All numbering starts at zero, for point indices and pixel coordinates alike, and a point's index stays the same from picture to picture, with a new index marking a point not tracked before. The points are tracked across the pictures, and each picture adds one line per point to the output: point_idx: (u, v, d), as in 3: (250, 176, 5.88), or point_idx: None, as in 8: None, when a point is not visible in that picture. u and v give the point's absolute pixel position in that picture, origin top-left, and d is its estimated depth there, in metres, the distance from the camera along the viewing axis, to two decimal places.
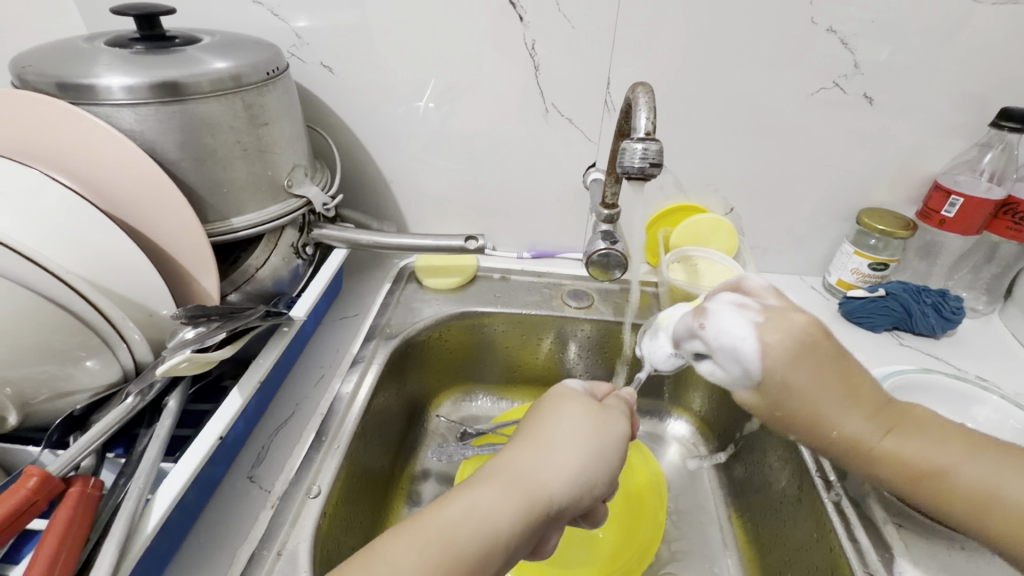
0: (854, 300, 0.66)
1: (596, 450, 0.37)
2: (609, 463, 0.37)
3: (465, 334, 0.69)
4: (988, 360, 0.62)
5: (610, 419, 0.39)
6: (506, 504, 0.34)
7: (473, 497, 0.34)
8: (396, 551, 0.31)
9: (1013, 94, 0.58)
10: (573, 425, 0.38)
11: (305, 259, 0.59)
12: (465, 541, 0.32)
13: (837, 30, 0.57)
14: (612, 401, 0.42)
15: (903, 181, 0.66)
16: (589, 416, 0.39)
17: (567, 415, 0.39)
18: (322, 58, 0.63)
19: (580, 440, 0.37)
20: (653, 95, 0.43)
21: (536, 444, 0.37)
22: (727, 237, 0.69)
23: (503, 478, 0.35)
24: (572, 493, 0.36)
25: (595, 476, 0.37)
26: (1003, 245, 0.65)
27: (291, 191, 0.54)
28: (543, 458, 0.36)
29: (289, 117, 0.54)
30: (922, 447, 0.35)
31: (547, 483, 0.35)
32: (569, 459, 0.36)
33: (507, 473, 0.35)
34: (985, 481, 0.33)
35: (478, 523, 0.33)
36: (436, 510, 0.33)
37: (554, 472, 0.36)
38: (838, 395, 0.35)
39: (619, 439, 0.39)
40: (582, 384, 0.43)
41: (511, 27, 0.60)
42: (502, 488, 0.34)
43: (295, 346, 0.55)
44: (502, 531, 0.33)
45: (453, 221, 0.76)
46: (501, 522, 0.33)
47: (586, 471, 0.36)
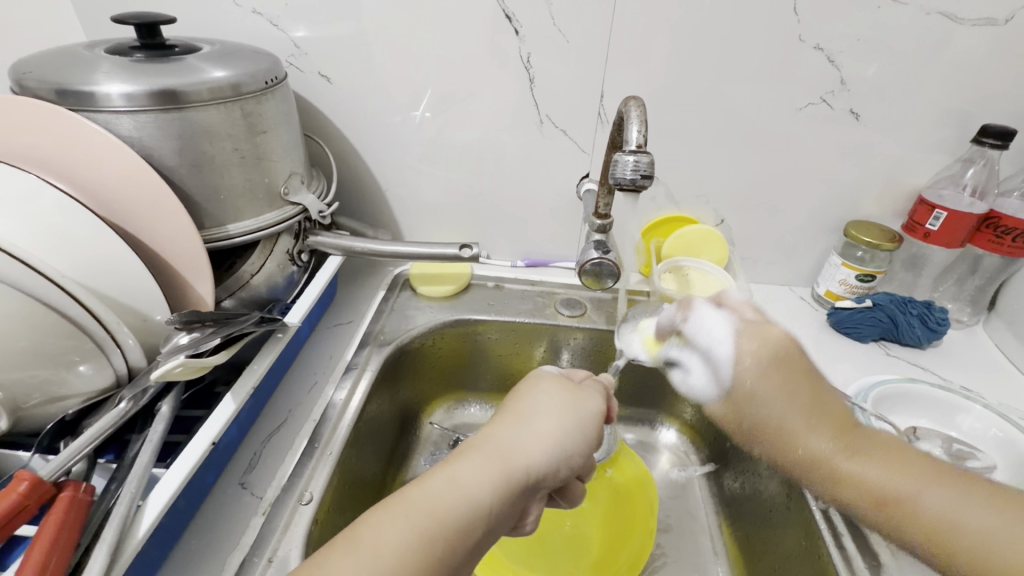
0: (842, 310, 0.67)
1: (572, 423, 0.38)
2: (586, 435, 0.38)
3: (458, 341, 0.69)
4: (973, 371, 0.63)
5: (585, 396, 0.40)
6: (485, 474, 0.34)
7: (453, 472, 0.34)
8: (377, 523, 0.31)
9: (994, 111, 0.60)
10: (550, 400, 0.39)
11: (300, 266, 0.60)
12: (446, 510, 0.32)
13: (824, 48, 0.58)
14: (589, 384, 0.43)
15: (888, 194, 0.67)
16: (566, 394, 0.40)
17: (544, 392, 0.39)
18: (320, 67, 0.64)
19: (558, 412, 0.38)
20: (645, 108, 0.44)
21: (514, 418, 0.38)
22: (719, 247, 0.69)
23: (482, 450, 0.35)
24: (550, 463, 0.36)
25: (571, 449, 0.37)
26: (986, 258, 0.66)
27: (288, 199, 0.55)
28: (522, 430, 0.37)
29: (287, 126, 0.55)
30: (885, 470, 0.35)
31: (526, 453, 0.36)
32: (547, 430, 0.37)
33: (487, 445, 0.36)
34: (948, 511, 0.33)
35: (458, 494, 0.33)
36: (420, 485, 0.33)
37: (533, 443, 0.36)
38: (802, 405, 0.38)
39: (596, 413, 0.40)
40: (560, 367, 0.45)
41: (507, 39, 0.61)
42: (482, 459, 0.35)
43: (289, 351, 0.55)
44: (479, 500, 0.33)
45: (448, 229, 0.76)
46: (482, 492, 0.33)
47: (564, 440, 0.37)
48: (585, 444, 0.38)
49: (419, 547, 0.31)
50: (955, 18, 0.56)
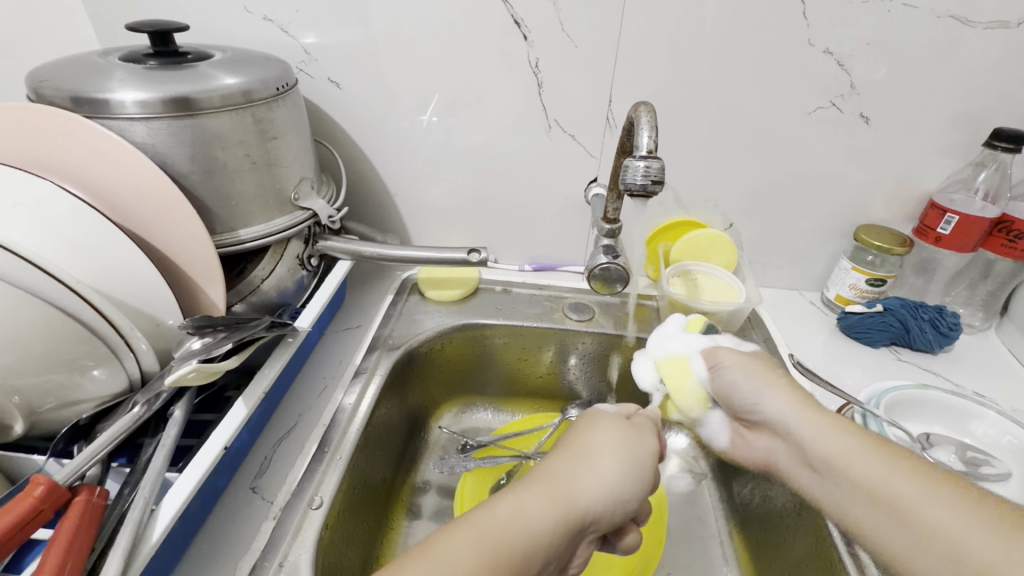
0: (852, 315, 0.67)
1: (628, 460, 0.39)
2: (639, 477, 0.39)
3: (466, 346, 0.69)
4: (986, 376, 0.63)
5: (641, 440, 0.41)
6: (548, 508, 0.34)
7: (521, 499, 0.34)
8: (446, 537, 0.32)
9: (1005, 114, 0.60)
10: (608, 440, 0.40)
11: (310, 271, 0.60)
12: (515, 538, 0.32)
13: (833, 52, 0.58)
14: (642, 423, 0.44)
15: (899, 199, 0.67)
16: (621, 435, 0.41)
17: (601, 431, 0.40)
18: (330, 73, 0.64)
19: (615, 452, 0.39)
20: (655, 114, 0.44)
21: (574, 454, 0.38)
22: (726, 251, 0.70)
23: (546, 483, 0.36)
24: (607, 502, 0.37)
25: (627, 490, 0.38)
26: (998, 262, 0.66)
27: (297, 204, 0.55)
28: (585, 466, 0.37)
29: (298, 132, 0.55)
30: (891, 474, 0.37)
31: (586, 489, 0.36)
32: (606, 468, 0.38)
33: (549, 478, 0.36)
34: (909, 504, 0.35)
35: (524, 524, 0.33)
36: (489, 507, 0.34)
37: (593, 481, 0.37)
38: (803, 428, 0.43)
39: (649, 455, 0.41)
40: (615, 405, 0.45)
41: (515, 45, 0.61)
42: (546, 493, 0.35)
43: (298, 356, 0.55)
44: (542, 533, 0.33)
45: (456, 233, 0.76)
46: (546, 524, 0.33)
47: (620, 474, 0.38)
48: (641, 482, 0.39)
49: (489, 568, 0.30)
50: (965, 21, 0.55)
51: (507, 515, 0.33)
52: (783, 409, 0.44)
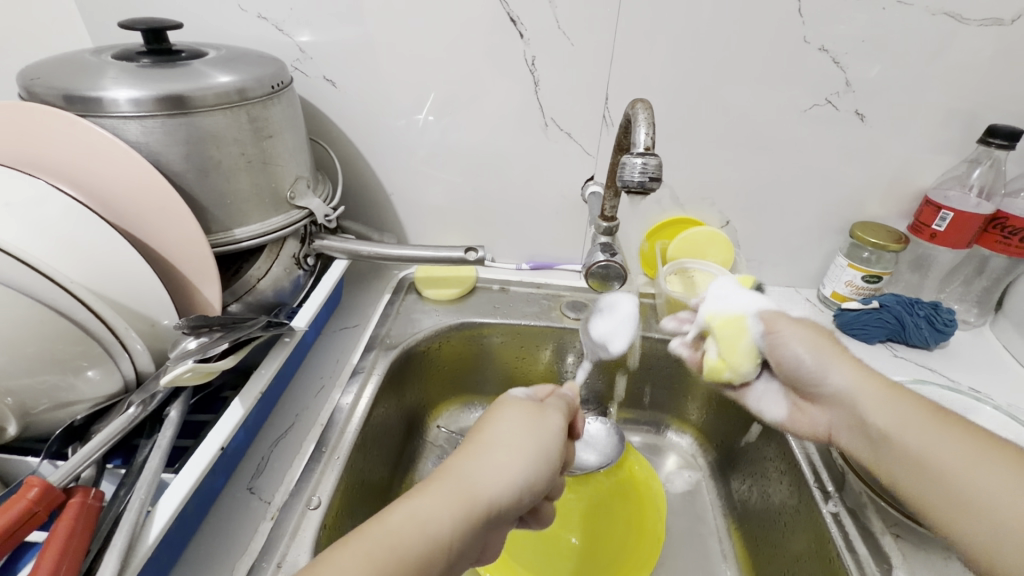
0: (848, 311, 0.67)
1: (535, 445, 0.38)
2: (548, 460, 0.39)
3: (463, 345, 0.69)
4: (982, 372, 0.63)
5: (549, 419, 0.41)
6: (445, 511, 0.33)
7: (416, 506, 0.33)
8: (348, 547, 0.30)
9: (998, 112, 0.60)
10: (511, 428, 0.39)
11: (306, 270, 0.60)
12: (411, 546, 0.31)
13: (828, 49, 0.58)
14: (554, 402, 0.44)
15: (894, 196, 0.67)
16: (529, 419, 0.40)
17: (506, 419, 0.40)
18: (326, 72, 0.64)
19: (520, 440, 0.38)
20: (652, 111, 0.44)
21: (473, 449, 0.38)
22: (723, 249, 0.70)
23: (446, 485, 0.35)
24: (510, 494, 0.36)
25: (532, 476, 0.37)
26: (993, 258, 0.66)
27: (293, 203, 0.55)
28: (485, 460, 0.37)
29: (293, 131, 0.55)
30: (940, 445, 0.37)
31: (485, 486, 0.35)
32: (509, 460, 0.37)
33: (451, 479, 0.35)
34: (961, 477, 0.35)
35: (419, 529, 0.32)
36: (386, 517, 0.32)
37: (491, 476, 0.36)
38: (861, 393, 0.41)
39: (558, 435, 0.40)
40: (526, 388, 0.45)
41: (511, 43, 0.61)
42: (443, 495, 0.34)
43: (295, 355, 0.55)
44: (441, 536, 0.32)
45: (453, 232, 0.76)
46: (442, 528, 0.32)
47: (521, 458, 0.37)
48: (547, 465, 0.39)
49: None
50: (959, 18, 0.56)
51: (405, 522, 0.32)
52: (812, 349, 0.43)
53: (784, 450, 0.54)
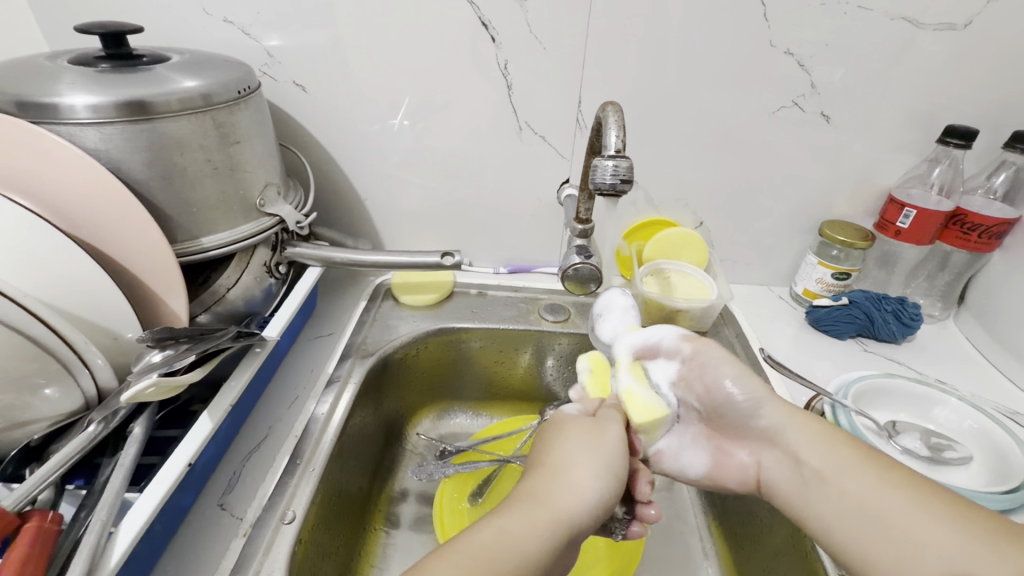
0: (819, 308, 0.68)
1: (600, 461, 0.39)
2: (617, 471, 0.39)
3: (442, 350, 0.68)
4: (947, 364, 0.65)
5: (607, 432, 0.41)
6: (529, 531, 0.34)
7: (500, 525, 0.34)
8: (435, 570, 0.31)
9: (955, 112, 0.62)
10: (576, 446, 0.40)
11: (278, 278, 0.59)
12: (501, 564, 0.31)
13: (793, 52, 0.60)
14: (606, 412, 0.44)
15: (860, 194, 0.69)
16: (587, 436, 0.41)
17: (569, 440, 0.40)
18: (295, 76, 0.63)
19: (585, 456, 0.39)
20: (623, 114, 0.44)
21: (547, 473, 0.38)
22: (697, 249, 0.71)
23: (524, 506, 0.35)
24: (589, 511, 0.36)
25: (607, 489, 0.38)
26: (954, 254, 0.68)
27: (263, 210, 0.54)
28: (559, 482, 0.37)
29: (261, 136, 0.54)
30: (879, 485, 0.38)
31: (564, 506, 0.35)
32: (581, 477, 0.37)
33: (529, 501, 0.36)
34: (900, 517, 0.36)
35: (508, 549, 0.32)
36: (470, 537, 0.33)
37: (569, 493, 0.36)
38: (795, 431, 0.43)
39: (619, 445, 0.41)
40: (576, 404, 0.46)
41: (483, 47, 0.61)
42: (525, 517, 0.34)
43: (267, 366, 0.54)
44: (529, 556, 0.32)
45: (429, 237, 0.76)
46: (529, 547, 0.33)
47: (601, 470, 0.38)
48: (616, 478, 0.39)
49: None
50: (916, 23, 0.58)
51: (496, 536, 0.33)
52: (746, 387, 0.45)
53: None
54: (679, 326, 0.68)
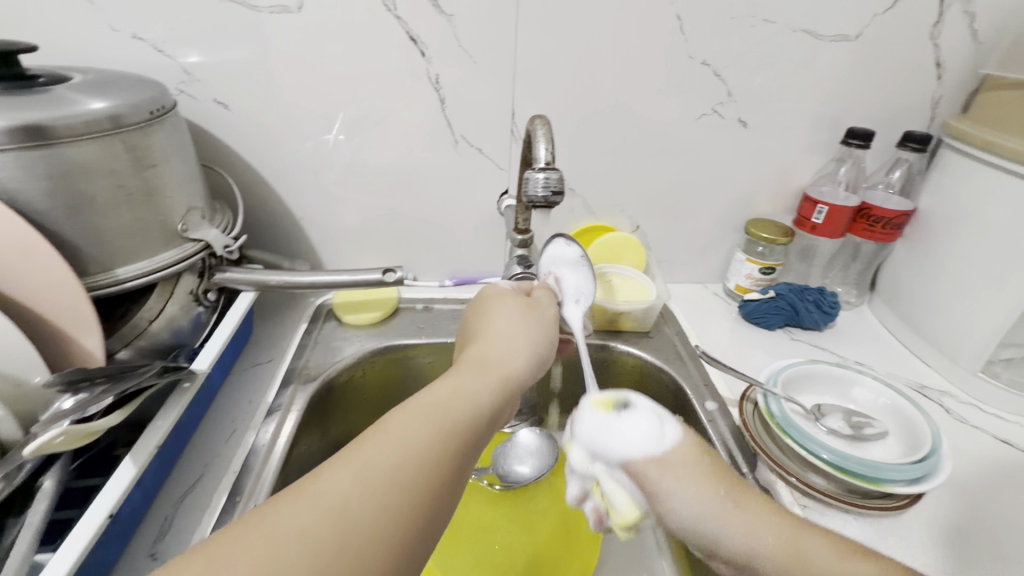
0: (750, 302, 0.73)
1: (537, 329, 0.44)
2: (549, 339, 0.44)
3: (389, 368, 0.67)
4: (864, 346, 0.70)
5: (543, 310, 0.46)
6: (483, 386, 0.37)
7: (456, 382, 0.37)
8: (397, 425, 0.33)
9: (855, 116, 0.68)
10: (513, 318, 0.44)
11: (207, 306, 0.56)
12: (456, 411, 0.35)
13: (710, 63, 0.63)
14: (542, 294, 0.49)
15: (779, 193, 0.74)
16: (525, 312, 0.45)
17: (504, 313, 0.44)
18: (216, 94, 0.60)
19: (523, 327, 0.43)
20: (549, 126, 0.45)
21: (482, 339, 0.42)
22: (636, 252, 0.74)
23: (473, 366, 0.39)
24: (527, 368, 0.41)
25: (541, 353, 0.43)
26: (863, 245, 0.74)
27: (186, 236, 0.51)
28: (501, 345, 0.41)
29: (179, 159, 0.51)
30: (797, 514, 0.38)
31: (504, 361, 0.40)
32: (518, 340, 0.42)
33: (474, 361, 0.40)
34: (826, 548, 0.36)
35: (466, 401, 0.36)
36: (427, 393, 0.36)
37: (511, 355, 0.41)
38: None
39: (553, 319, 0.46)
40: (513, 284, 0.50)
41: (414, 61, 0.61)
42: (476, 375, 0.38)
43: (199, 400, 0.50)
44: (484, 407, 0.36)
45: (371, 254, 0.74)
46: (483, 399, 0.37)
47: (524, 335, 0.43)
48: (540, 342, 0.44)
49: (442, 445, 0.33)
50: (815, 35, 0.63)
51: (444, 388, 0.36)
52: (695, 505, 0.33)
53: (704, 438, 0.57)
54: (622, 328, 0.70)
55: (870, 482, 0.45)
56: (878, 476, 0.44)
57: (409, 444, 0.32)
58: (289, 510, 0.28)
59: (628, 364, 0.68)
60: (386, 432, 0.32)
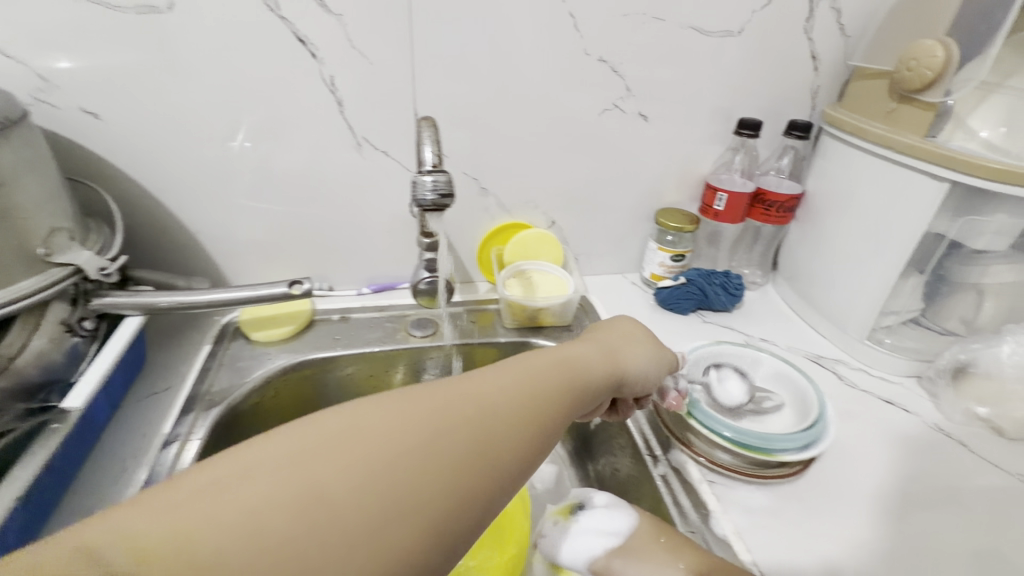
0: (664, 289, 0.75)
1: (626, 353, 0.44)
2: (646, 372, 0.45)
3: (304, 384, 0.64)
4: (768, 323, 0.75)
5: (650, 348, 0.47)
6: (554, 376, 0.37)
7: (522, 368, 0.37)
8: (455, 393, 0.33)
9: (746, 107, 0.72)
10: (617, 338, 0.46)
11: (84, 335, 0.50)
12: (517, 393, 0.34)
13: (607, 60, 0.65)
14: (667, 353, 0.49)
15: (683, 183, 0.77)
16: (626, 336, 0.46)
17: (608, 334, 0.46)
18: (81, 102, 0.55)
19: (617, 343, 0.45)
20: (436, 128, 0.44)
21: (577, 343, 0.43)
22: (553, 248, 0.74)
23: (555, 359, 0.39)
24: (604, 379, 0.41)
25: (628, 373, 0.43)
26: (763, 228, 0.79)
27: (50, 260, 0.47)
28: (593, 350, 0.42)
29: (38, 175, 0.46)
30: None
31: (585, 362, 0.40)
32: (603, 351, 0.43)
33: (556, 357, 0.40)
34: None
35: (529, 381, 0.36)
36: (491, 371, 0.36)
37: (594, 360, 0.41)
38: None
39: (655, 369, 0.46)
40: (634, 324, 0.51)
41: (305, 63, 0.58)
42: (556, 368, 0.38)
43: (77, 440, 0.46)
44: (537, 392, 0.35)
45: (280, 266, 0.71)
46: (549, 387, 0.36)
47: (618, 350, 0.44)
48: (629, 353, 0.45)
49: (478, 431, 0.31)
50: (702, 31, 0.65)
51: (528, 370, 0.36)
52: None
53: (622, 425, 0.59)
54: (544, 324, 0.71)
55: (763, 453, 0.48)
56: (770, 447, 0.48)
57: (478, 411, 0.31)
58: (352, 422, 0.29)
59: None
60: (381, 404, 0.30)
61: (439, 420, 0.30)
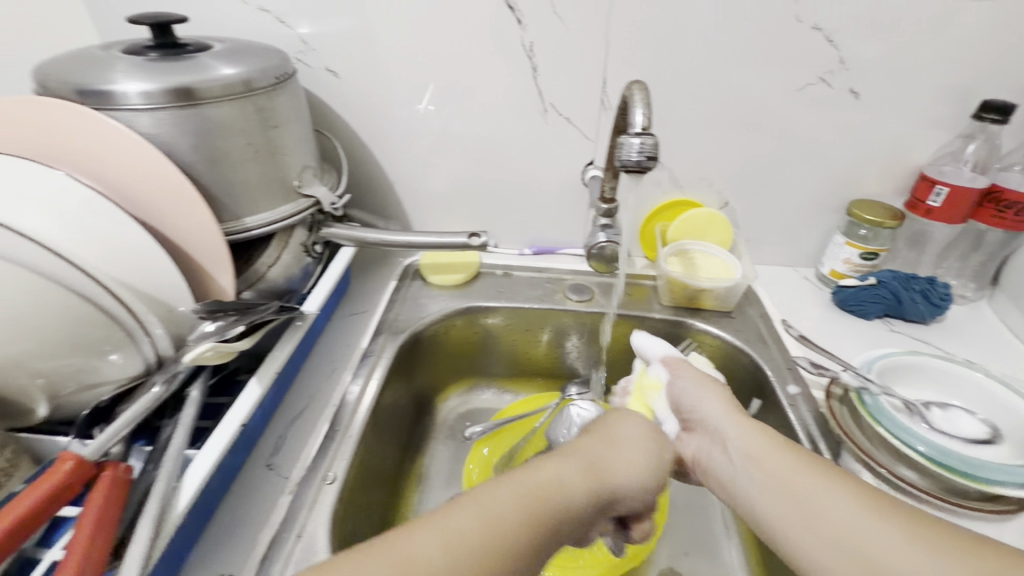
0: (845, 288, 0.68)
1: (641, 449, 0.40)
2: (659, 469, 0.40)
3: (469, 330, 0.71)
4: (978, 344, 0.64)
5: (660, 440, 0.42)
6: (580, 482, 0.35)
7: (557, 465, 0.36)
8: (556, 467, 0.35)
9: (993, 86, 0.61)
10: (635, 432, 0.41)
11: (314, 257, 0.61)
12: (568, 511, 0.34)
13: (822, 28, 0.59)
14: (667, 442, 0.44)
15: (890, 172, 0.68)
16: (651, 437, 0.42)
17: (631, 424, 0.42)
18: (327, 62, 0.65)
19: (640, 440, 0.41)
20: (648, 92, 0.45)
21: (602, 435, 0.40)
22: (722, 230, 0.71)
23: (583, 455, 0.37)
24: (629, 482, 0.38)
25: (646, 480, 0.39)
26: (988, 233, 0.67)
27: (301, 191, 0.57)
28: (614, 448, 0.39)
29: (298, 120, 0.56)
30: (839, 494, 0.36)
31: (613, 467, 0.38)
32: (632, 454, 0.39)
33: (588, 453, 0.38)
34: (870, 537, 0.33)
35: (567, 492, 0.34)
36: (553, 468, 0.35)
37: (620, 461, 0.38)
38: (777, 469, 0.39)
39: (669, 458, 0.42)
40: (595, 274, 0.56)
41: (510, 29, 0.62)
42: (584, 467, 0.36)
43: (307, 340, 0.57)
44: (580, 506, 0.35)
45: (456, 219, 0.77)
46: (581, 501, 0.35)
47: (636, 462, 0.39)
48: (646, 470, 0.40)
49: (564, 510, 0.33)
50: None
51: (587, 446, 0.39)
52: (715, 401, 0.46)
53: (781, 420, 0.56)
54: (702, 307, 0.69)
55: (968, 478, 0.42)
56: (979, 473, 0.42)
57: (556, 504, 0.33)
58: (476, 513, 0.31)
59: (705, 343, 0.67)
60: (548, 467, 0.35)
61: (559, 480, 0.34)
